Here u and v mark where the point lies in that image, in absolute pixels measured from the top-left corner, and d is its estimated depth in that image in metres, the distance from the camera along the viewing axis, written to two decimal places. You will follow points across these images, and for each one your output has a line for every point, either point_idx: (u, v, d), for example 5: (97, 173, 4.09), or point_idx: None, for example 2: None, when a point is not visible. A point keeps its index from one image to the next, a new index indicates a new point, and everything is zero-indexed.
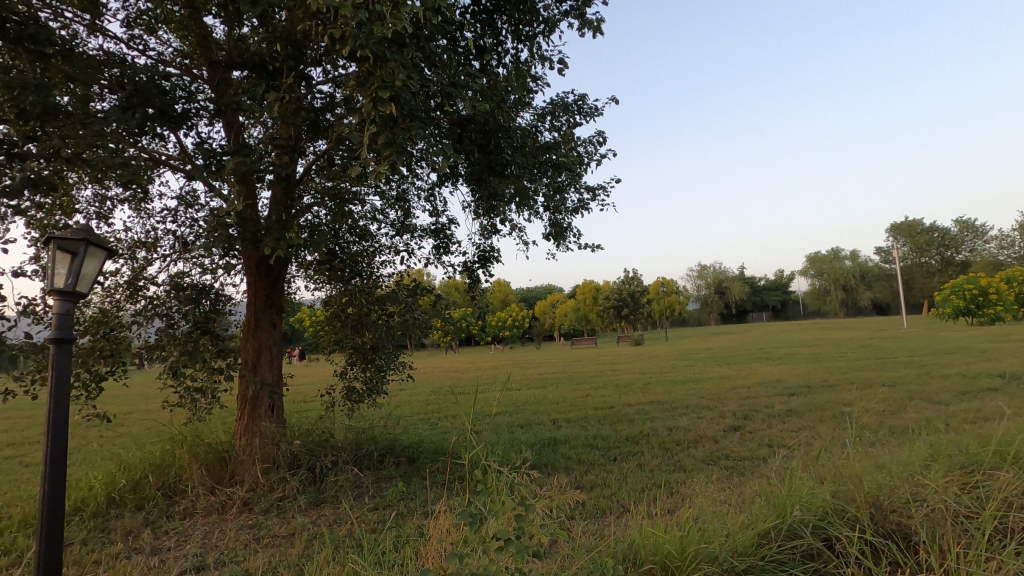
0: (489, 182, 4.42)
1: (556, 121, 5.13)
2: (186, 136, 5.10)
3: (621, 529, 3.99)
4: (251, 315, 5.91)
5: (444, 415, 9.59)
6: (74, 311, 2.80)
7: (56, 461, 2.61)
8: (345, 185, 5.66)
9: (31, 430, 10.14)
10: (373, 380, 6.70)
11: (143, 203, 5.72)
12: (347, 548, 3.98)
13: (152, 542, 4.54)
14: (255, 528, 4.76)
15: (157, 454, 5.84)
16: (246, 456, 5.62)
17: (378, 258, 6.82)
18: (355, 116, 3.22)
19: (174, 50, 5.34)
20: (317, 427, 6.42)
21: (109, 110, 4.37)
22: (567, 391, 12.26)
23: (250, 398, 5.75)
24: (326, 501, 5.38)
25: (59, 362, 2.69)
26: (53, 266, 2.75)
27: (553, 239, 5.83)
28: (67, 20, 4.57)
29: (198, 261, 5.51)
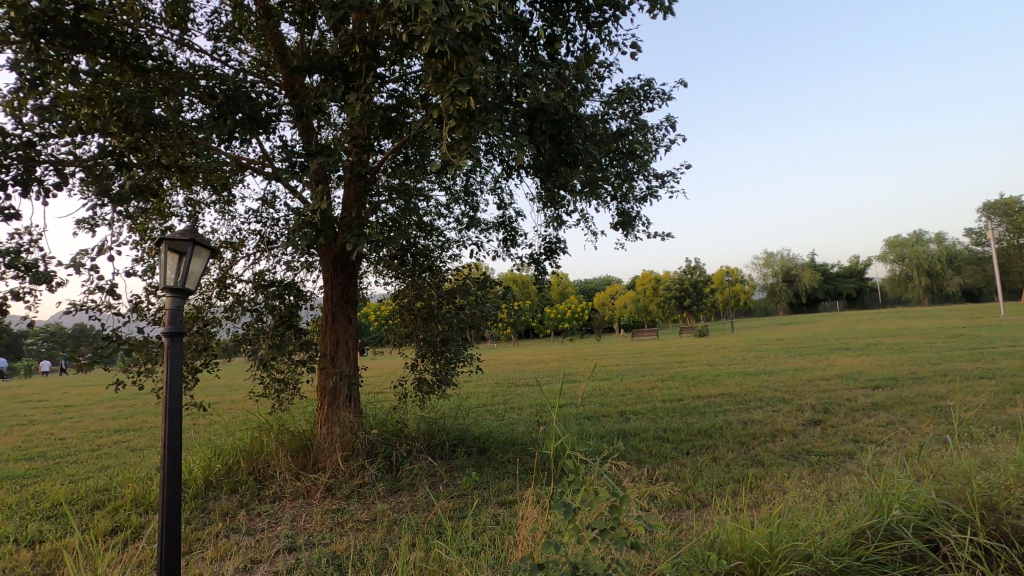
0: (560, 172, 4.38)
1: (624, 108, 5.02)
2: (267, 140, 5.37)
3: (701, 523, 3.90)
4: (328, 310, 6.16)
5: (510, 407, 9.69)
6: (183, 306, 2.98)
7: (172, 442, 2.78)
8: (415, 182, 5.78)
9: (134, 418, 11.05)
10: (443, 371, 6.87)
11: (228, 205, 6.08)
12: (427, 534, 4.10)
13: (247, 523, 4.84)
14: (339, 513, 4.99)
15: (246, 441, 6.21)
16: (328, 444, 5.89)
17: (446, 252, 6.94)
18: (433, 113, 3.29)
19: (253, 59, 5.62)
20: (391, 417, 6.65)
21: (201, 120, 4.68)
22: (631, 383, 12.06)
23: (329, 389, 6.01)
24: (403, 488, 5.57)
25: (173, 352, 2.86)
26: (164, 265, 2.93)
27: (621, 228, 5.73)
28: (161, 37, 4.90)
29: (280, 258, 5.81)
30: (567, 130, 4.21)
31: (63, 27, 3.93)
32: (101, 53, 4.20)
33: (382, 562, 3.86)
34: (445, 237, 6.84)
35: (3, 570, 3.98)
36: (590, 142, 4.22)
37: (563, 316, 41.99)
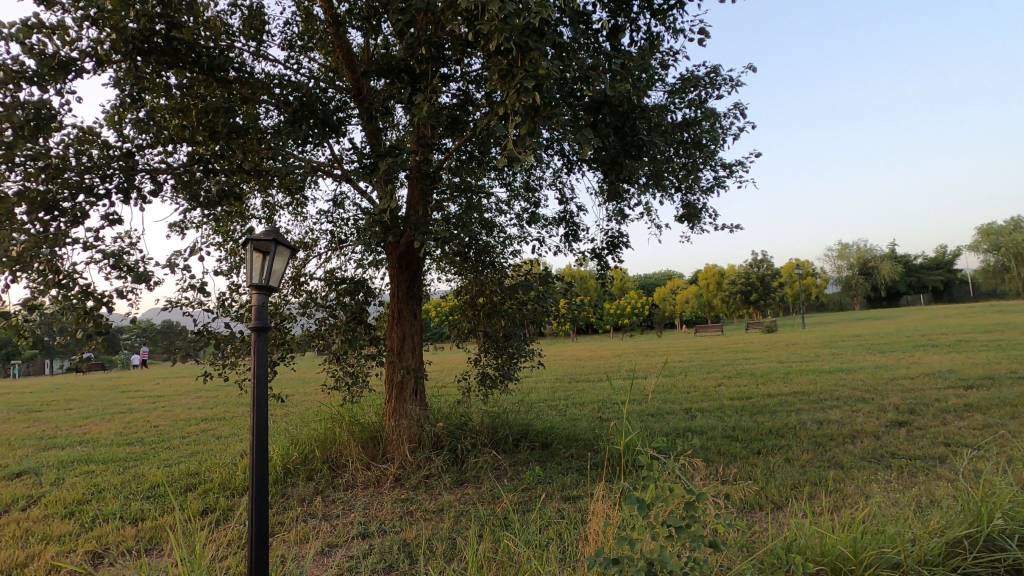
0: (624, 165, 4.31)
1: (689, 97, 4.87)
2: (337, 143, 5.61)
3: (776, 526, 3.75)
4: (394, 306, 6.35)
5: (572, 403, 9.66)
6: (267, 303, 3.14)
7: (260, 431, 2.93)
8: (477, 179, 5.86)
9: (218, 407, 11.83)
10: (506, 366, 6.94)
11: (301, 206, 6.38)
12: (493, 526, 4.16)
13: (323, 509, 5.09)
14: (408, 502, 5.16)
15: (320, 431, 6.51)
16: (396, 435, 6.08)
17: (507, 248, 6.99)
18: (498, 111, 3.32)
19: (322, 66, 5.86)
20: (455, 411, 6.79)
21: (278, 127, 4.95)
22: (696, 380, 11.73)
23: (397, 382, 6.20)
24: (469, 481, 5.68)
25: (259, 345, 3.01)
26: (251, 263, 3.10)
27: (687, 221, 5.57)
28: (241, 48, 5.19)
29: (350, 257, 6.05)
30: (631, 121, 4.13)
31: (157, 45, 4.27)
32: (189, 67, 4.52)
33: (450, 551, 3.96)
34: (506, 234, 6.90)
35: (112, 543, 4.38)
36: (656, 133, 4.13)
37: (622, 311, 41.31)
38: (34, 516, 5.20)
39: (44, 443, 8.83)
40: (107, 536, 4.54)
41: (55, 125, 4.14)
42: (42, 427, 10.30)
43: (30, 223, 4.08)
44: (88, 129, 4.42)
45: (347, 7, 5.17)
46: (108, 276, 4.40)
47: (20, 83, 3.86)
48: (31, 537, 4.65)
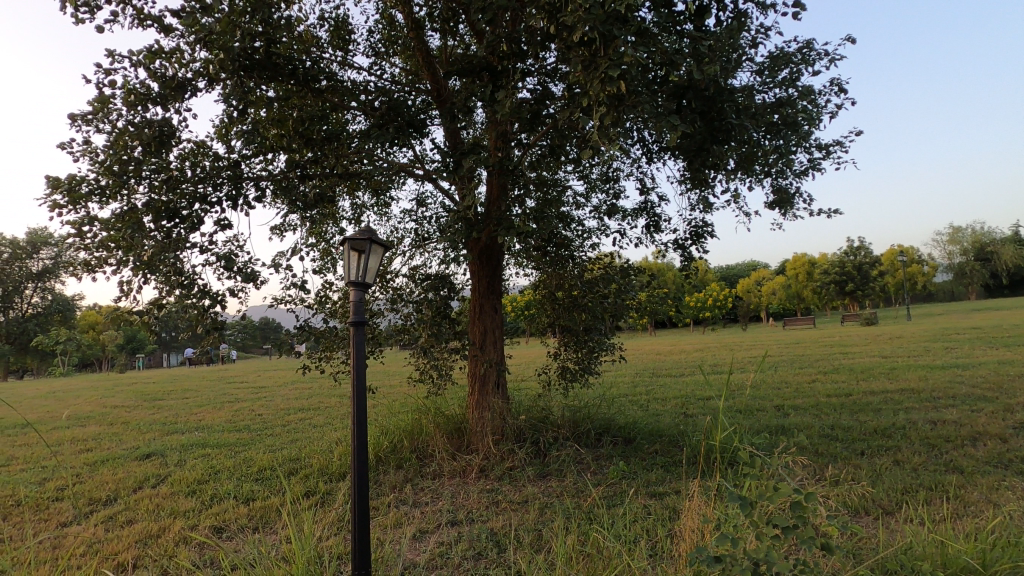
0: (712, 151, 4.15)
1: (781, 75, 4.59)
2: (420, 144, 5.80)
3: (887, 533, 3.48)
4: (475, 301, 6.49)
5: (654, 398, 9.44)
6: (364, 299, 3.29)
7: (360, 420, 3.08)
8: (556, 173, 5.85)
9: (313, 398, 12.63)
10: (586, 360, 6.91)
11: (386, 207, 6.66)
12: (579, 519, 4.17)
13: (414, 496, 5.31)
14: (493, 493, 5.27)
15: (408, 421, 6.79)
16: (479, 427, 6.22)
17: (587, 241, 6.93)
18: (583, 102, 3.32)
19: (403, 69, 6.07)
20: (537, 404, 6.84)
21: (366, 131, 5.19)
22: (788, 376, 11.08)
23: (479, 375, 6.33)
24: (552, 473, 5.71)
25: (357, 339, 3.17)
26: (348, 262, 3.26)
27: (779, 208, 5.27)
28: (330, 58, 5.49)
29: (433, 253, 6.25)
30: (719, 104, 3.96)
31: (258, 61, 4.57)
32: (286, 79, 4.85)
33: (537, 542, 4.01)
34: (585, 227, 6.84)
35: (229, 520, 4.80)
36: (747, 116, 3.93)
37: (704, 304, 39.75)
38: (163, 493, 5.80)
39: (168, 428, 9.83)
40: (224, 513, 4.99)
41: (175, 140, 4.58)
42: (165, 413, 11.47)
43: (156, 230, 4.52)
44: (201, 142, 4.84)
45: (426, 11, 5.33)
46: (221, 277, 4.81)
47: (146, 104, 4.30)
48: (162, 511, 5.20)
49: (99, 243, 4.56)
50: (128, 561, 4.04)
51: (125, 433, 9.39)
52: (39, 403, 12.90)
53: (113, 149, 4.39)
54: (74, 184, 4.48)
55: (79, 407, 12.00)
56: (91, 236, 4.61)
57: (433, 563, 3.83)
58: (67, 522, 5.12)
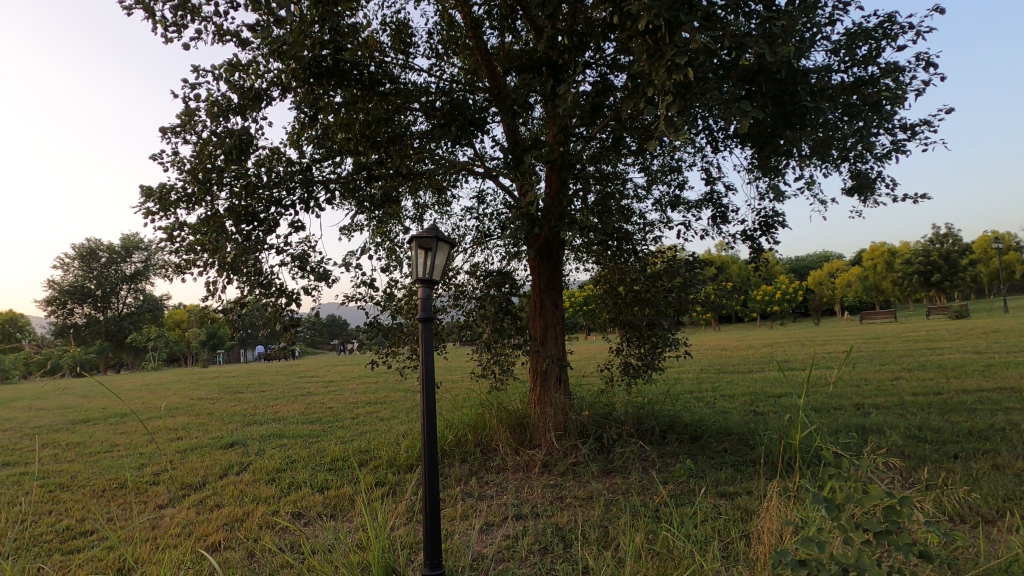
0: (785, 136, 3.96)
1: (859, 52, 4.31)
2: (480, 142, 5.86)
3: (989, 543, 3.22)
4: (536, 297, 6.50)
5: (721, 395, 9.13)
6: (431, 295, 3.35)
7: (430, 414, 3.14)
8: (617, 166, 5.77)
9: (379, 392, 13.05)
10: (649, 356, 6.77)
11: (447, 205, 6.79)
12: (646, 517, 4.10)
13: (479, 489, 5.39)
14: (557, 488, 5.27)
15: (471, 416, 6.90)
16: (542, 422, 6.22)
17: (649, 234, 6.79)
18: (648, 92, 3.25)
19: (462, 69, 6.15)
20: (599, 400, 6.78)
21: (429, 131, 5.30)
22: (868, 373, 10.42)
23: (541, 371, 6.34)
24: (617, 470, 5.64)
25: (426, 335, 3.23)
26: (416, 260, 3.33)
27: (858, 194, 4.96)
28: (393, 62, 5.64)
29: (495, 250, 6.31)
30: (793, 87, 3.78)
31: (327, 68, 4.81)
32: (353, 85, 5.04)
33: (603, 539, 3.98)
34: (646, 219, 6.70)
35: (306, 507, 5.06)
36: (824, 98, 3.74)
37: (772, 298, 38.02)
38: (246, 480, 6.18)
39: (248, 419, 10.45)
40: (302, 501, 5.25)
41: (253, 147, 4.85)
42: (245, 405, 12.21)
43: (237, 233, 4.80)
44: (275, 148, 5.11)
45: (484, 10, 5.38)
46: (296, 276, 5.06)
47: (227, 115, 4.58)
48: (245, 497, 5.54)
49: (188, 246, 4.90)
50: (218, 542, 4.35)
51: (210, 423, 10.07)
52: (135, 395, 14.04)
53: (198, 158, 4.71)
54: (165, 192, 4.83)
55: (170, 399, 12.98)
56: (180, 240, 4.97)
57: (499, 555, 3.88)
58: (163, 504, 5.56)
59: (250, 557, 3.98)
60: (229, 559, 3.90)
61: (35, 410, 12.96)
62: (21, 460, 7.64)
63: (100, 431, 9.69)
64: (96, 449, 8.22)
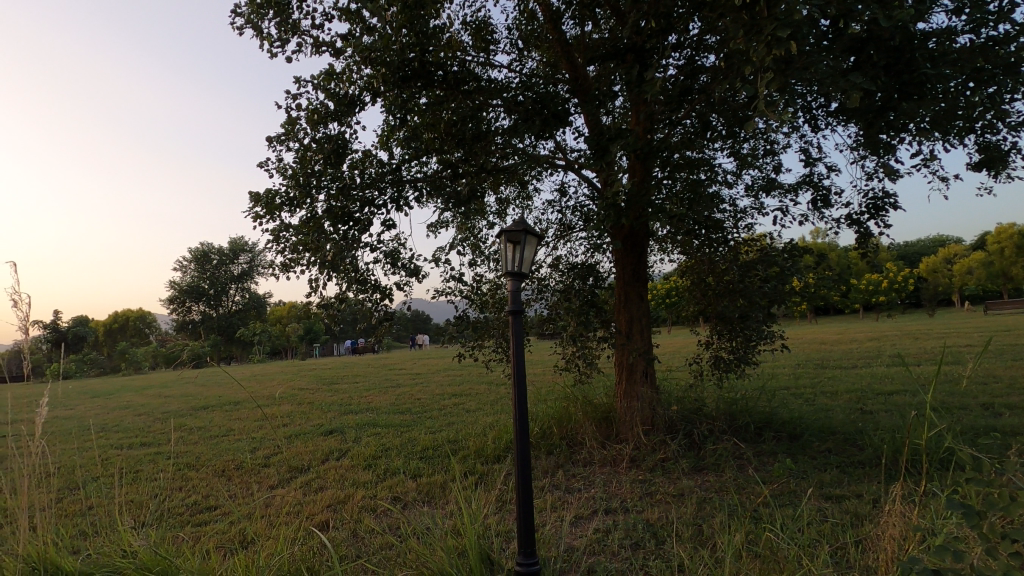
0: (900, 109, 3.63)
1: (988, 9, 3.86)
2: (561, 134, 5.84)
3: None
4: (621, 289, 6.38)
5: (822, 391, 8.54)
6: (521, 288, 3.38)
7: (521, 405, 3.18)
8: (705, 152, 5.55)
9: (464, 384, 13.41)
10: (742, 349, 6.46)
11: (528, 199, 6.82)
12: (743, 517, 3.94)
13: (566, 482, 5.41)
14: (646, 483, 5.18)
15: (556, 409, 6.92)
16: (629, 417, 6.11)
17: (740, 222, 6.48)
18: (745, 71, 3.12)
19: (541, 62, 6.14)
20: (688, 395, 6.57)
21: (512, 126, 5.35)
22: (997, 370, 9.33)
23: (627, 365, 6.23)
24: (708, 467, 5.45)
25: (516, 328, 3.26)
26: (505, 253, 3.37)
27: (988, 169, 4.45)
28: (474, 60, 5.73)
29: (578, 242, 6.27)
30: (908, 54, 3.53)
31: (414, 70, 5.01)
32: (438, 86, 5.19)
33: (698, 537, 3.86)
34: (738, 206, 6.39)
35: (402, 492, 5.32)
36: (947, 64, 3.43)
37: (877, 287, 34.95)
38: (346, 465, 6.59)
39: (344, 409, 11.10)
40: (397, 486, 5.52)
41: (348, 152, 5.13)
42: (341, 396, 12.97)
43: (335, 233, 5.09)
44: (367, 151, 5.36)
45: (564, 1, 5.33)
46: (388, 272, 5.30)
47: (325, 121, 4.87)
48: (346, 481, 5.90)
49: (292, 246, 5.26)
50: (324, 522, 4.67)
51: (311, 411, 10.81)
52: (246, 384, 15.35)
53: (300, 163, 5.05)
54: (271, 197, 5.22)
55: (275, 388, 14.06)
56: (285, 240, 5.35)
57: (590, 548, 3.88)
58: (275, 484, 6.05)
59: (354, 536, 4.25)
60: (335, 537, 4.18)
61: (164, 397, 14.52)
62: (155, 441, 8.59)
63: (218, 416, 10.68)
64: (215, 433, 9.07)
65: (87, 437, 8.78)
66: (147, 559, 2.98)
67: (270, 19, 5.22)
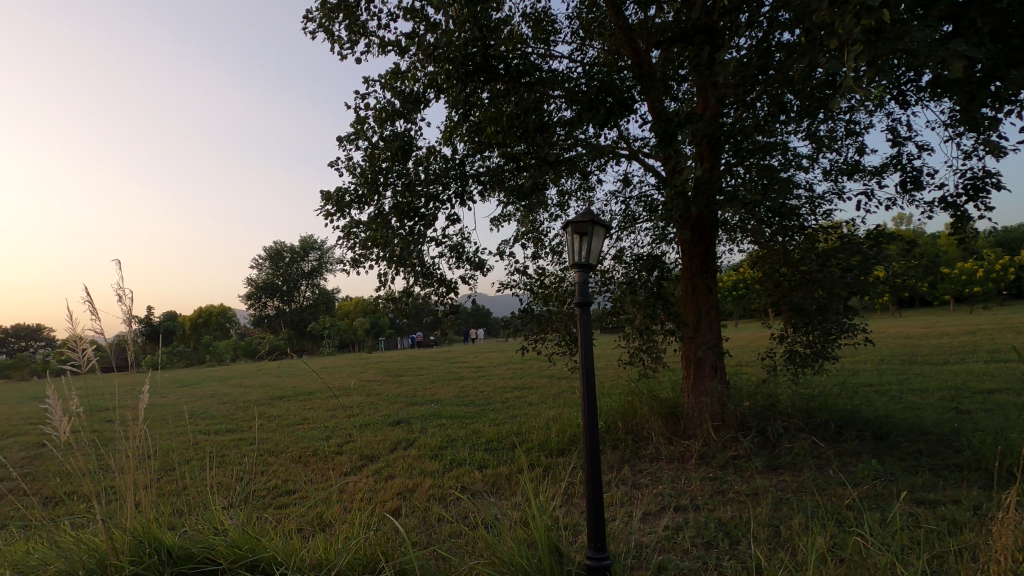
0: (1007, 78, 3.31)
1: None
2: (624, 122, 5.72)
3: None
4: (688, 281, 6.19)
5: (910, 389, 7.94)
6: (588, 279, 3.33)
7: (589, 398, 3.14)
8: (779, 135, 5.28)
9: (525, 377, 13.48)
10: (821, 343, 6.11)
11: (589, 190, 6.74)
12: (825, 519, 3.74)
13: (633, 477, 5.31)
14: (717, 481, 5.01)
15: (621, 404, 6.81)
16: (697, 413, 5.92)
17: (818, 208, 6.12)
18: (829, 45, 2.96)
19: (602, 50, 6.02)
20: (761, 391, 6.28)
21: (575, 117, 5.29)
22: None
23: (695, 359, 6.05)
24: (784, 467, 5.20)
25: (584, 320, 3.22)
26: (572, 245, 3.33)
27: None
28: (534, 52, 5.70)
29: (643, 232, 6.13)
30: (1019, 16, 3.22)
31: (476, 65, 5.06)
32: (500, 79, 5.22)
33: (776, 539, 3.69)
34: (815, 192, 6.05)
35: (469, 483, 5.40)
36: None
37: (971, 276, 32.13)
38: (413, 455, 6.78)
39: (410, 400, 11.41)
40: (464, 477, 5.62)
41: (413, 148, 5.24)
42: (407, 387, 13.36)
43: (403, 228, 5.22)
44: (431, 147, 5.46)
45: None
46: (454, 266, 5.40)
47: (392, 118, 5.00)
48: (414, 470, 6.07)
49: (361, 243, 5.44)
50: (395, 509, 4.81)
51: (379, 402, 11.19)
52: (318, 375, 16.12)
53: (369, 161, 5.21)
54: (341, 195, 5.42)
55: (345, 379, 14.67)
56: (355, 236, 5.54)
57: (660, 545, 3.79)
58: (347, 471, 6.32)
59: (423, 523, 4.36)
60: (406, 524, 4.30)
61: (245, 387, 15.47)
62: (238, 427, 9.16)
63: (294, 406, 11.26)
64: (292, 421, 9.57)
65: (179, 423, 9.48)
66: (237, 537, 3.17)
67: (340, 22, 5.41)
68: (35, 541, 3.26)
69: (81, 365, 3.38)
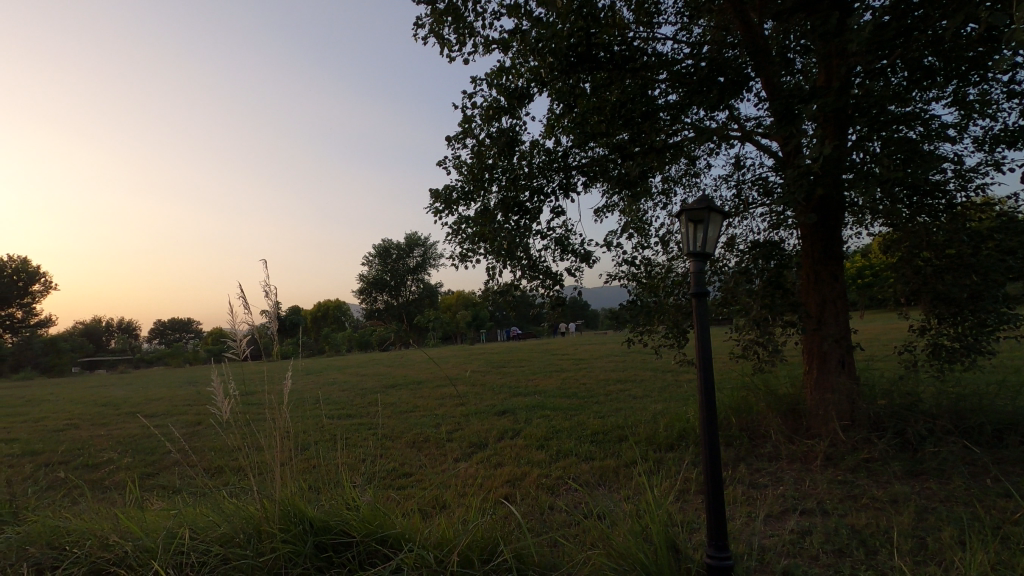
0: None
1: None
2: (735, 102, 5.42)
3: None
4: (809, 269, 5.77)
5: None
6: (704, 269, 3.20)
7: (707, 393, 3.03)
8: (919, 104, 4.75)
9: (629, 371, 13.23)
10: (973, 336, 5.41)
11: (695, 176, 6.47)
12: (983, 533, 3.34)
13: (751, 476, 5.05)
14: (848, 485, 4.62)
15: (735, 399, 6.48)
16: (822, 411, 5.51)
17: (968, 182, 5.43)
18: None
19: (710, 28, 5.74)
20: (897, 388, 5.70)
21: (682, 100, 5.11)
22: None
23: (819, 353, 5.63)
24: (928, 473, 4.68)
25: (700, 310, 3.10)
26: (686, 234, 3.22)
27: None
28: (637, 36, 5.55)
29: (757, 218, 5.78)
30: None
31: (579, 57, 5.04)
32: (604, 68, 5.16)
33: (922, 552, 3.34)
34: (964, 164, 5.36)
35: (576, 474, 5.43)
36: None
37: None
38: (520, 444, 6.92)
39: (514, 391, 11.63)
40: (571, 468, 5.65)
41: (518, 144, 5.33)
42: (510, 379, 13.64)
43: (509, 222, 5.34)
44: (534, 141, 5.52)
45: None
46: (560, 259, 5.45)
47: (497, 116, 5.13)
48: (522, 459, 6.20)
49: (469, 238, 5.64)
50: (505, 496, 4.96)
51: (484, 392, 11.55)
52: (427, 366, 16.95)
53: (475, 158, 5.38)
54: (449, 193, 5.64)
55: (451, 370, 15.29)
56: (462, 232, 5.74)
57: (785, 549, 3.59)
58: (459, 458, 6.61)
59: (535, 511, 4.45)
60: (518, 511, 4.42)
61: (362, 376, 16.61)
62: (359, 413, 9.89)
63: (406, 394, 11.93)
64: (405, 409, 10.15)
65: (307, 408, 10.41)
66: (367, 513, 3.43)
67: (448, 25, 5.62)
68: (204, 505, 3.76)
69: (237, 354, 3.84)
